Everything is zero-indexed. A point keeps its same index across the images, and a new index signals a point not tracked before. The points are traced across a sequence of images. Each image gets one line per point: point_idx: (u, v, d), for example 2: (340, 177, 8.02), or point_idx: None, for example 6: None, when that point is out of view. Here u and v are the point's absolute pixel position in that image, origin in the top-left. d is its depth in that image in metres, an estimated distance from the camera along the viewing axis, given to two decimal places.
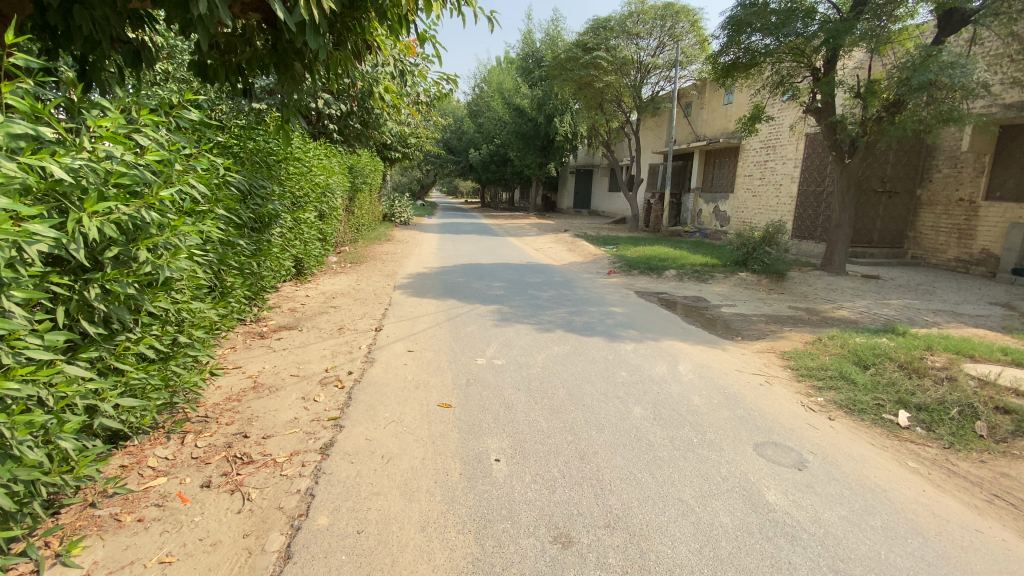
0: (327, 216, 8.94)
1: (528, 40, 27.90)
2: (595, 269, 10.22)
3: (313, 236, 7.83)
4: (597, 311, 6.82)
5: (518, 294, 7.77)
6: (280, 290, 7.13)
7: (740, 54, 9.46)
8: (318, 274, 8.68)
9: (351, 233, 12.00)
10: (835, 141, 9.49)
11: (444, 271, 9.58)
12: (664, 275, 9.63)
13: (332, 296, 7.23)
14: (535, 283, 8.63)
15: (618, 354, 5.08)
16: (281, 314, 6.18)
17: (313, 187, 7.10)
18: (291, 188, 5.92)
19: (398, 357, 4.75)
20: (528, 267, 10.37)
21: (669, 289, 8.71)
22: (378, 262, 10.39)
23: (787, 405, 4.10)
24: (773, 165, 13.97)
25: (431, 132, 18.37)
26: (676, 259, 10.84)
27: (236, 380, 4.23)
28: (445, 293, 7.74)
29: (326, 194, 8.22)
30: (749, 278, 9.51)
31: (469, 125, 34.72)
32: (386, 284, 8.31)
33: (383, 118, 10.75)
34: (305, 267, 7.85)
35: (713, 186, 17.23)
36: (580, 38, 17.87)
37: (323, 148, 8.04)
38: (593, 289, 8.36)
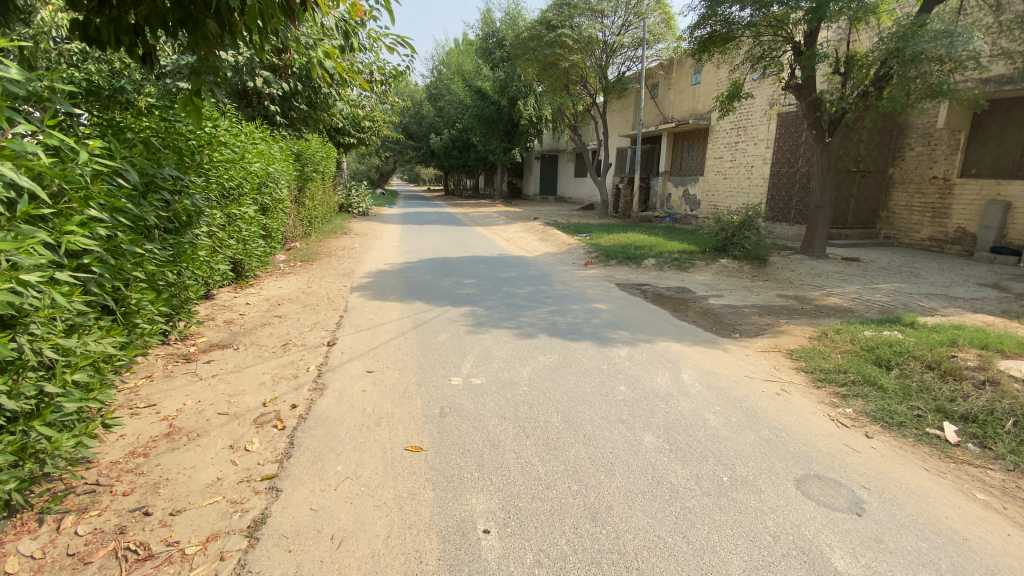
0: (271, 210, 7.93)
1: (488, 19, 26.71)
2: (570, 260, 9.55)
3: (253, 232, 6.82)
4: (580, 309, 6.13)
5: (490, 292, 7.02)
6: (216, 298, 6.14)
7: (718, 27, 8.85)
8: (262, 276, 7.67)
9: (301, 227, 10.88)
10: (815, 119, 9.10)
11: (406, 268, 8.68)
12: (643, 264, 9.04)
13: (277, 302, 6.30)
14: (508, 279, 7.88)
15: (611, 362, 4.42)
16: (214, 328, 5.24)
17: (250, 177, 6.12)
18: (218, 178, 4.96)
19: (354, 382, 3.91)
20: (498, 260, 9.59)
21: (651, 280, 8.13)
22: (333, 259, 9.40)
23: (815, 421, 3.53)
24: (744, 146, 13.59)
25: (387, 115, 17.18)
26: (653, 246, 10.29)
27: (146, 425, 3.34)
28: (409, 293, 6.90)
29: (269, 183, 7.24)
30: (732, 265, 9.03)
31: (429, 109, 33.31)
32: (340, 285, 7.40)
33: (331, 98, 9.67)
34: (245, 269, 6.89)
35: (682, 169, 16.80)
36: (543, 15, 16.96)
37: (260, 130, 7.02)
38: (571, 282, 7.68)
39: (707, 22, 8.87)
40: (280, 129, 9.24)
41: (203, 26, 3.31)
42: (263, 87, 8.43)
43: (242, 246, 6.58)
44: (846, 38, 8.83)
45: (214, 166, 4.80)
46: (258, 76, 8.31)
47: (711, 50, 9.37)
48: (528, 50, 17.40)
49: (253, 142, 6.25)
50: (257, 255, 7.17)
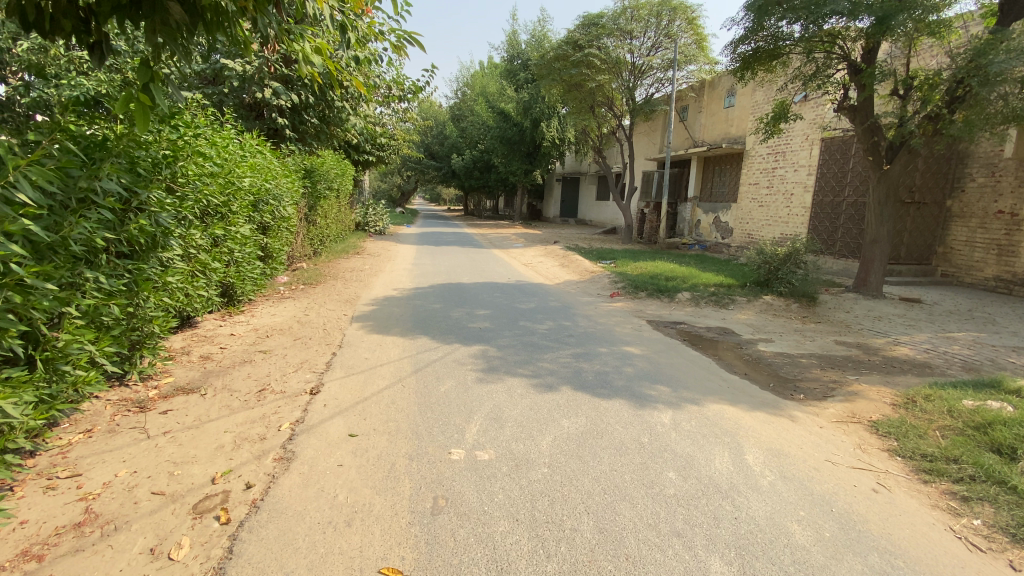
0: (273, 228, 7.34)
1: (513, 41, 26.55)
2: (595, 291, 8.73)
3: (247, 253, 6.21)
4: (608, 353, 5.28)
5: (506, 327, 6.23)
6: (198, 326, 5.49)
7: (763, 42, 8.11)
8: (258, 300, 7.02)
9: (310, 246, 10.34)
10: (872, 144, 8.22)
11: (415, 295, 7.95)
12: (677, 298, 8.16)
13: (266, 333, 5.61)
14: (528, 311, 7.09)
15: (653, 432, 3.56)
16: (185, 366, 4.54)
17: (240, 193, 5.52)
18: (195, 194, 4.34)
19: (331, 453, 3.13)
20: (516, 288, 8.81)
21: (687, 318, 7.24)
22: (338, 282, 8.75)
23: (940, 542, 2.60)
24: (783, 172, 12.73)
25: (408, 133, 16.83)
26: (686, 278, 9.43)
27: (56, 508, 2.60)
28: (414, 325, 6.14)
29: (268, 201, 6.67)
30: (777, 303, 8.09)
31: (452, 130, 33.25)
32: (340, 313, 6.68)
33: (344, 111, 9.07)
34: (237, 294, 6.25)
35: (713, 195, 15.94)
36: (570, 35, 16.54)
37: (253, 137, 6.44)
38: (597, 318, 6.85)
39: (752, 37, 8.14)
40: (288, 144, 8.71)
41: (162, 6, 2.80)
42: (272, 99, 7.95)
43: (234, 268, 5.97)
44: (907, 57, 8.02)
45: (189, 180, 4.18)
46: (268, 87, 7.98)
47: (755, 68, 8.61)
48: (554, 70, 17.00)
49: (243, 153, 5.65)
50: (253, 277, 6.55)
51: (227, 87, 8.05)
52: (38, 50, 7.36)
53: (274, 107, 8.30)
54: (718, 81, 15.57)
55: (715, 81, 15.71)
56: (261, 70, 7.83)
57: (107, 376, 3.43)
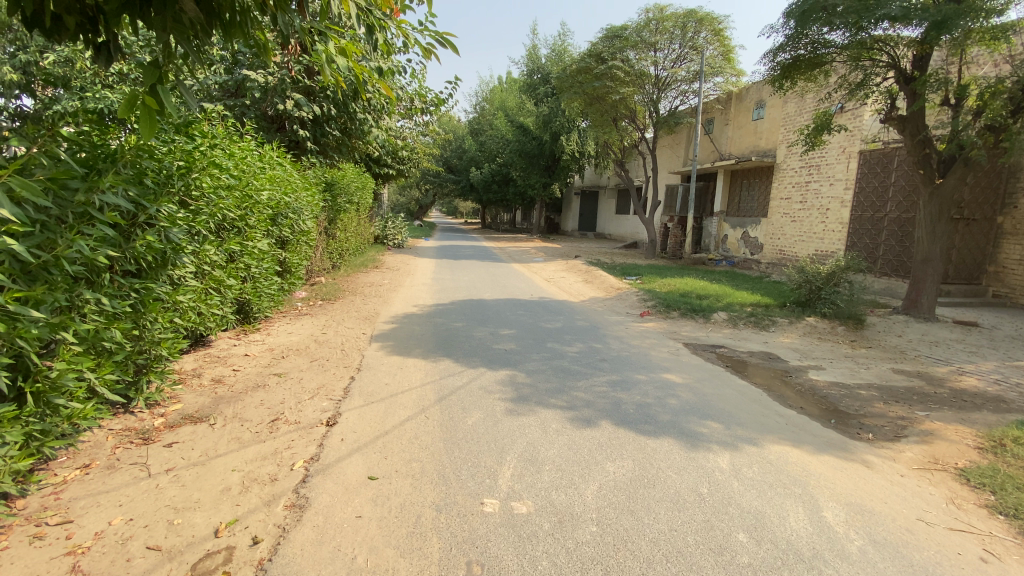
0: (291, 242, 7.10)
1: (532, 56, 26.46)
2: (624, 309, 8.32)
3: (264, 269, 5.97)
4: (647, 381, 4.87)
5: (534, 348, 5.85)
6: (211, 346, 5.23)
7: (804, 50, 7.73)
8: (274, 317, 6.74)
9: (328, 260, 10.14)
10: (923, 157, 7.72)
11: (436, 311, 7.63)
12: (712, 319, 7.70)
13: (281, 353, 5.30)
14: (556, 331, 6.72)
15: (712, 481, 3.13)
16: (194, 391, 4.25)
17: (260, 205, 5.28)
18: (209, 207, 4.07)
19: (348, 502, 2.76)
20: (540, 306, 8.44)
21: (726, 342, 6.79)
22: (357, 297, 8.46)
23: None
24: (817, 186, 12.21)
25: (428, 146, 16.73)
26: (719, 297, 8.96)
27: (41, 564, 2.27)
28: (437, 344, 5.81)
29: (287, 214, 6.45)
30: (820, 325, 7.58)
31: (471, 144, 33.34)
32: (359, 331, 6.35)
33: (366, 123, 8.87)
34: (252, 310, 5.98)
35: (741, 210, 15.44)
36: (593, 47, 16.34)
37: (273, 149, 6.24)
38: (630, 340, 6.44)
39: (792, 45, 7.77)
40: (309, 157, 8.52)
41: (176, 3, 2.54)
42: (294, 111, 7.78)
43: (251, 284, 5.73)
44: (959, 65, 7.55)
45: (204, 192, 3.94)
46: (291, 98, 7.82)
47: (794, 77, 8.21)
48: (576, 83, 16.79)
49: (262, 164, 5.43)
50: (270, 293, 6.30)
51: (249, 98, 7.91)
52: (66, 64, 7.30)
53: (296, 119, 8.13)
54: (746, 93, 15.15)
55: (743, 92, 15.30)
56: (284, 82, 7.69)
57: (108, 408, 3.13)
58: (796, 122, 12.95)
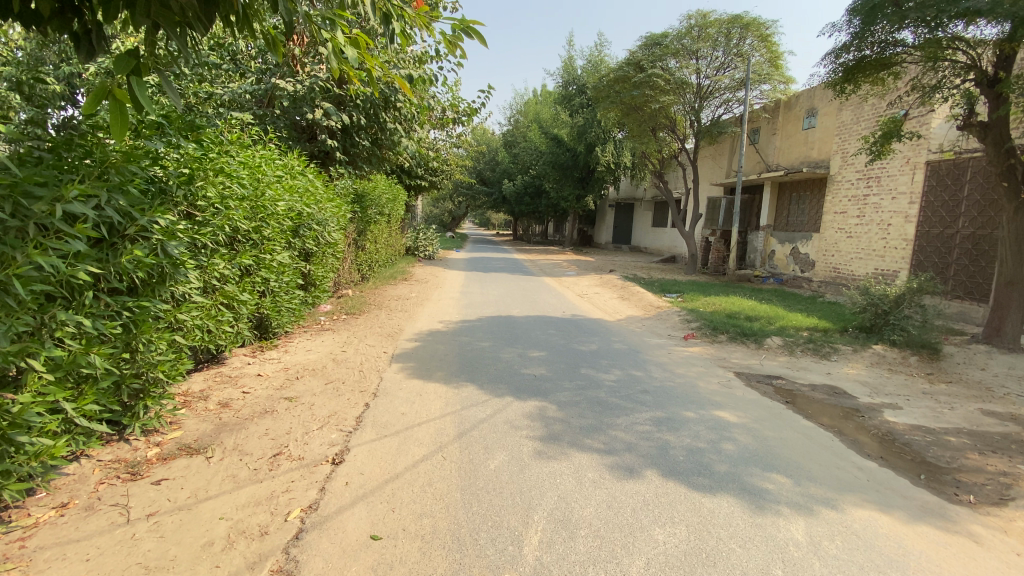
0: (316, 254, 6.82)
1: (568, 67, 26.03)
2: (666, 331, 7.70)
3: (284, 282, 5.69)
4: (696, 420, 4.28)
5: (567, 373, 5.34)
6: (224, 363, 4.95)
7: (870, 51, 7.02)
8: (295, 332, 6.45)
9: (357, 272, 9.92)
10: (1009, 168, 6.85)
11: (463, 329, 7.21)
12: (765, 344, 6.98)
13: (296, 374, 4.96)
14: (591, 354, 6.17)
15: (786, 560, 2.54)
16: (197, 416, 3.93)
17: (279, 215, 5.03)
18: (216, 219, 3.78)
19: (343, 569, 2.32)
20: (574, 325, 7.90)
21: (782, 372, 6.08)
22: (383, 311, 8.14)
23: None
24: (877, 200, 11.27)
25: (460, 157, 16.52)
26: (771, 319, 8.22)
27: None
28: (461, 366, 5.37)
29: (312, 226, 6.22)
30: (890, 355, 6.76)
31: (505, 156, 33.16)
32: (381, 349, 5.96)
33: (397, 133, 8.60)
34: (270, 325, 5.70)
35: (789, 224, 14.52)
36: (632, 55, 15.84)
37: (296, 158, 6.03)
38: (674, 367, 5.83)
39: (857, 44, 7.06)
40: (337, 168, 8.29)
41: None
42: (323, 120, 7.57)
43: (270, 298, 5.47)
44: None
45: (210, 203, 3.66)
46: (320, 108, 7.63)
47: (858, 80, 7.47)
48: (613, 92, 16.28)
49: (282, 172, 5.19)
50: (291, 307, 6.03)
51: (279, 108, 7.76)
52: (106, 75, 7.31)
53: (325, 129, 7.92)
54: (795, 101, 14.31)
55: (792, 100, 14.45)
56: (313, 91, 7.50)
57: (75, 437, 2.88)
58: (852, 131, 12.04)
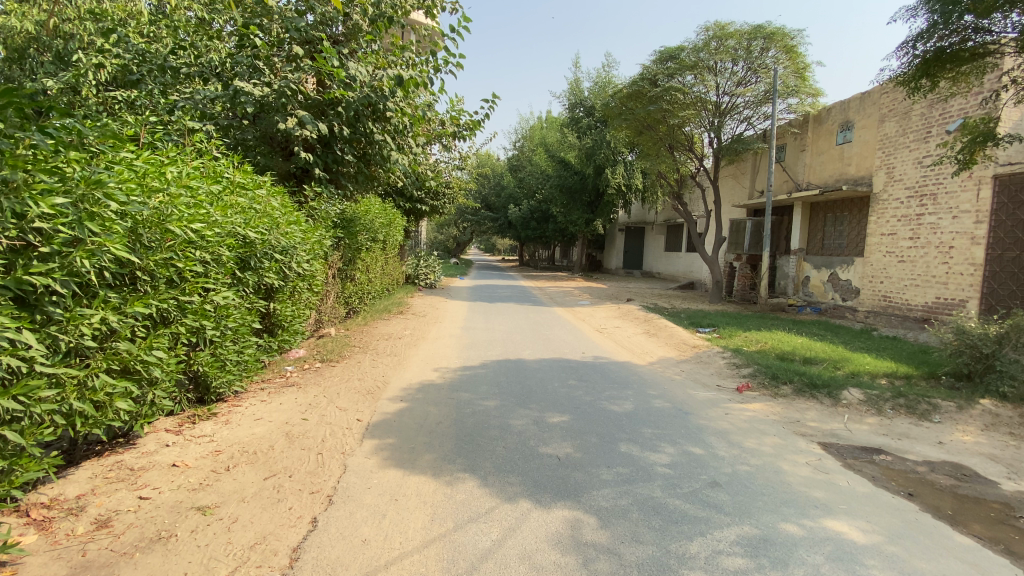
0: (282, 290, 5.54)
1: (574, 88, 25.03)
2: (712, 380, 6.28)
3: (230, 329, 4.39)
4: (809, 545, 2.83)
5: (600, 454, 3.91)
6: (134, 447, 3.63)
7: (955, 42, 5.74)
8: (251, 387, 5.12)
9: (343, 306, 8.62)
10: None
11: (464, 379, 5.84)
12: (842, 399, 5.56)
13: (228, 460, 3.60)
14: (628, 419, 4.74)
15: None
16: (50, 549, 2.57)
17: (212, 244, 3.80)
18: (78, 248, 2.56)
19: None
20: (598, 372, 6.47)
21: (881, 444, 4.59)
22: (369, 354, 6.82)
23: None
24: (934, 220, 9.94)
25: (463, 180, 15.40)
26: (836, 364, 6.79)
27: None
28: (457, 444, 3.97)
29: (279, 258, 5.01)
30: (1006, 413, 5.18)
31: (510, 180, 32.20)
32: (355, 415, 4.57)
33: (386, 147, 7.23)
34: (211, 385, 4.37)
35: (825, 247, 13.17)
36: (645, 69, 14.81)
37: (243, 173, 4.80)
38: (740, 439, 4.40)
39: (939, 30, 5.72)
40: (316, 189, 7.02)
41: None
42: (296, 130, 6.24)
43: (209, 350, 4.19)
44: None
45: (64, 225, 2.46)
46: (294, 117, 6.33)
47: (936, 76, 6.13)
48: (627, 110, 15.35)
49: (215, 191, 4.00)
50: (242, 358, 4.72)
51: (247, 118, 6.56)
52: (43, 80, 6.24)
53: (300, 142, 6.66)
54: (826, 115, 13.15)
55: (823, 114, 13.27)
56: (284, 95, 6.29)
57: None
58: (901, 144, 10.81)
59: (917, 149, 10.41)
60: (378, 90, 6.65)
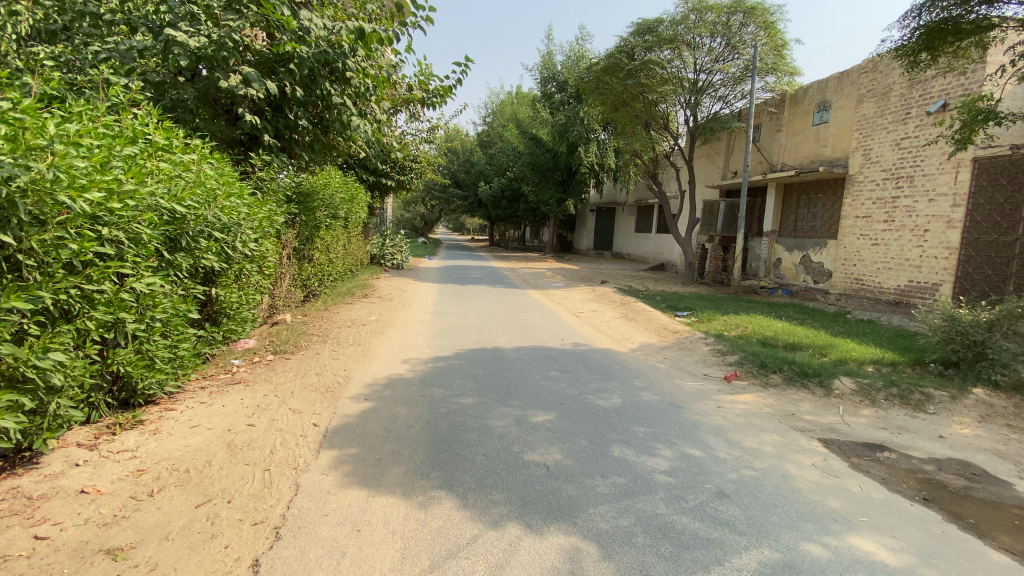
0: (225, 273, 4.81)
1: (546, 62, 24.19)
2: (700, 369, 5.96)
3: (159, 322, 3.68)
4: (839, 572, 2.48)
5: (593, 460, 3.47)
6: (34, 468, 2.95)
7: (960, 14, 5.51)
8: (189, 386, 4.44)
9: (300, 290, 7.88)
10: None
11: (436, 372, 5.31)
12: (835, 388, 5.34)
13: (152, 483, 2.97)
14: (617, 415, 4.33)
15: None
16: None
17: (127, 221, 3.08)
18: None
19: None
20: (579, 361, 6.04)
21: (882, 439, 4.37)
22: (328, 344, 6.18)
23: None
24: (910, 203, 9.93)
25: (432, 154, 14.57)
26: (822, 351, 6.62)
27: None
28: (430, 452, 3.45)
29: (220, 238, 4.28)
30: (1000, 404, 5.13)
31: (480, 157, 31.24)
32: (310, 418, 3.98)
33: (346, 112, 6.46)
34: (137, 384, 3.69)
35: (798, 229, 13.13)
36: (623, 41, 14.14)
37: (169, 134, 4.00)
38: (739, 437, 4.06)
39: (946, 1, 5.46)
40: (267, 158, 6.23)
41: None
42: (240, 88, 5.39)
43: (131, 347, 3.50)
44: None
45: None
46: (238, 73, 5.53)
47: (937, 51, 5.93)
48: (603, 84, 14.76)
49: (131, 154, 3.24)
50: (175, 354, 4.02)
51: (182, 75, 5.62)
52: None
53: (245, 104, 5.81)
54: (803, 95, 12.99)
55: (800, 94, 13.11)
56: (225, 48, 5.34)
57: None
58: (878, 125, 10.71)
59: (895, 131, 10.34)
60: (336, 47, 5.85)
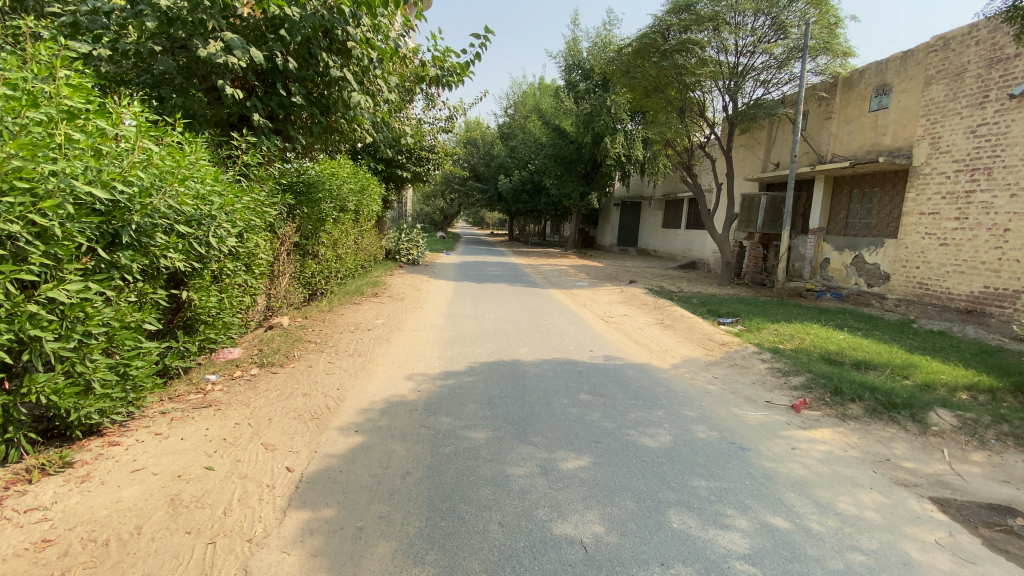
0: (198, 273, 4.04)
1: (572, 49, 23.08)
2: (758, 393, 5.01)
3: (95, 335, 2.86)
4: None
5: (643, 535, 2.59)
6: None
7: None
8: (146, 410, 3.70)
9: (302, 290, 7.16)
10: None
11: (444, 393, 4.47)
12: (930, 424, 4.33)
13: (56, 563, 2.20)
14: (668, 461, 3.42)
15: None
16: None
17: (20, 208, 2.36)
18: None
19: None
20: (613, 381, 5.13)
21: (1011, 500, 3.37)
22: (324, 354, 5.41)
23: None
24: (990, 197, 8.71)
25: (449, 143, 13.75)
26: (901, 372, 5.57)
27: None
28: (428, 518, 2.62)
29: (184, 232, 3.52)
30: None
31: (501, 149, 30.33)
32: (283, 460, 3.18)
33: (347, 88, 5.67)
34: (72, 415, 2.90)
35: (849, 227, 11.92)
36: (658, 20, 13.06)
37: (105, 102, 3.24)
38: (830, 498, 3.13)
39: None
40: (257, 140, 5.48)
41: None
42: (220, 57, 4.61)
43: (61, 370, 2.73)
44: None
45: None
46: (220, 40, 4.79)
47: None
48: (635, 68, 13.75)
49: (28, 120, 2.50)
50: (126, 375, 3.16)
51: (158, 43, 4.92)
52: None
53: (228, 76, 5.06)
54: (858, 78, 11.74)
55: (854, 78, 11.86)
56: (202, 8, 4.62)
57: None
58: (949, 110, 9.47)
59: (970, 116, 9.10)
60: (335, 12, 5.12)
